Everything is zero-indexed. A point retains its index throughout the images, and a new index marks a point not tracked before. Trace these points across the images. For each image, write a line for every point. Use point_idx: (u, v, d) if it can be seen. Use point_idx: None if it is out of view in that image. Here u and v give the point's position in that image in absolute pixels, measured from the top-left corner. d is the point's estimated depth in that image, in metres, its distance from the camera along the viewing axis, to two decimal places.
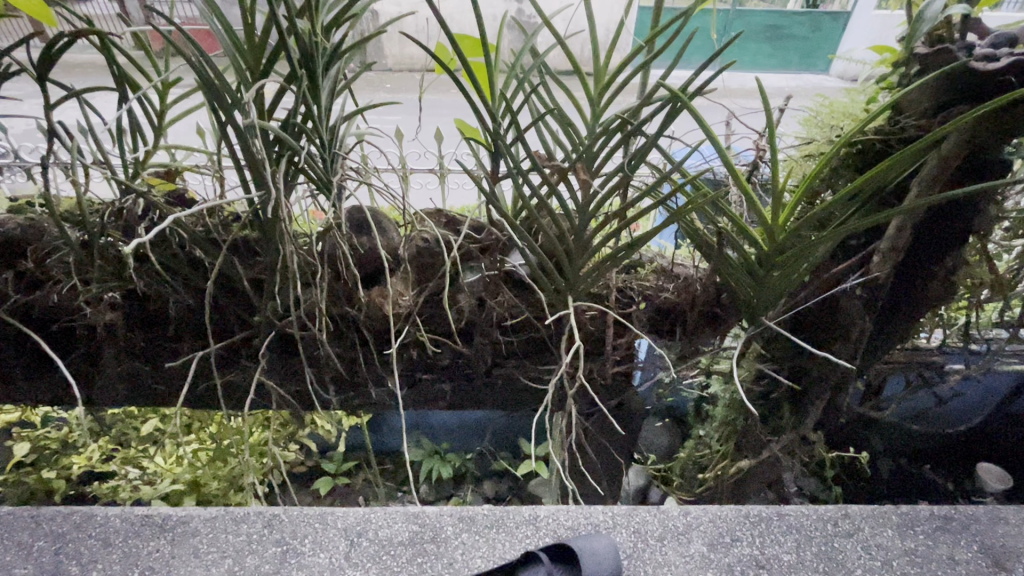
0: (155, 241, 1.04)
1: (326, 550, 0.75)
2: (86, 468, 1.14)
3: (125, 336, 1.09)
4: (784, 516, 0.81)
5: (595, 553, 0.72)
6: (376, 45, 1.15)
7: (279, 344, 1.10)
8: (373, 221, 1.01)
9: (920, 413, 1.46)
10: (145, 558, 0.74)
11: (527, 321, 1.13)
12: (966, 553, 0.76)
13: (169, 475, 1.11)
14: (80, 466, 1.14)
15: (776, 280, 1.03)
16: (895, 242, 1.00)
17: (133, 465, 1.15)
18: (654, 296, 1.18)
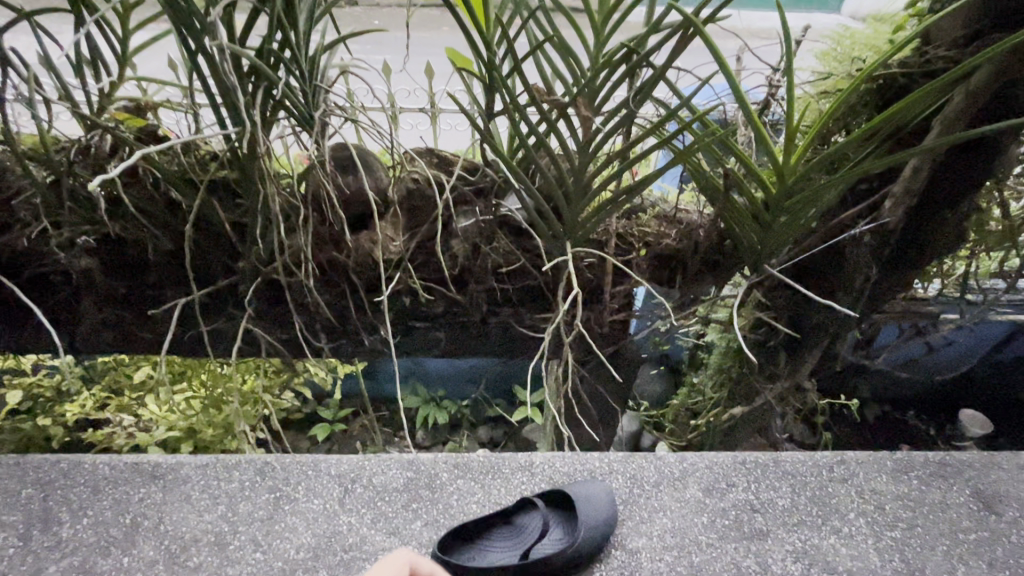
0: (128, 182, 0.98)
1: (319, 496, 0.74)
2: (79, 415, 1.06)
3: (104, 282, 1.05)
4: (780, 462, 0.81)
5: (592, 497, 0.71)
6: None
7: (265, 291, 1.06)
8: (359, 160, 0.95)
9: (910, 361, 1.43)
10: (137, 504, 0.73)
11: (523, 268, 1.09)
12: (958, 497, 0.77)
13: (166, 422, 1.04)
14: (73, 413, 1.06)
15: (782, 226, 0.99)
16: (909, 185, 0.97)
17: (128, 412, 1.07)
18: (655, 243, 1.13)
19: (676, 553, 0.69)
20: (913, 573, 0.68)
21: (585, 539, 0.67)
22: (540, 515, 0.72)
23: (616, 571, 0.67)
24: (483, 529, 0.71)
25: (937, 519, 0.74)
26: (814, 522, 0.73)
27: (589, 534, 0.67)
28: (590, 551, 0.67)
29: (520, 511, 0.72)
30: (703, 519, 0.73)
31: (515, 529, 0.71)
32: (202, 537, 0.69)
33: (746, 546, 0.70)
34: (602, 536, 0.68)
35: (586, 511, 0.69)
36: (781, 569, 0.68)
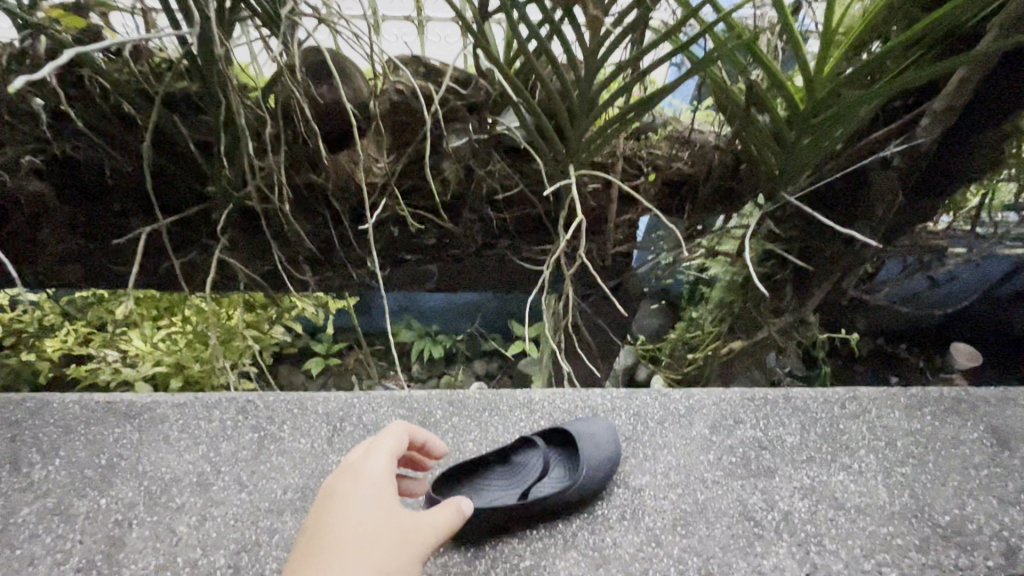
0: (73, 94, 0.86)
1: (306, 435, 0.71)
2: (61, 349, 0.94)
3: (62, 210, 0.96)
4: (791, 399, 0.77)
5: (594, 435, 0.68)
6: None
7: (241, 220, 0.97)
8: (335, 67, 0.83)
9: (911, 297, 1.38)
10: (111, 444, 0.68)
11: (521, 194, 1.01)
12: (972, 433, 0.74)
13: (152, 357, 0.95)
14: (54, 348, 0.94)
15: (806, 149, 0.89)
16: (953, 99, 0.86)
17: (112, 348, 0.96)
18: (665, 167, 1.05)
19: (680, 492, 0.67)
20: (922, 509, 0.66)
21: (588, 478, 0.64)
22: (538, 454, 0.68)
23: (618, 510, 0.65)
24: (479, 469, 0.67)
25: (950, 455, 0.72)
26: (824, 459, 0.71)
27: (592, 472, 0.64)
28: (593, 490, 0.64)
29: (517, 451, 0.68)
30: (710, 457, 0.70)
31: (512, 468, 0.67)
32: (184, 477, 0.66)
33: (753, 483, 0.68)
34: (605, 475, 0.65)
35: (589, 449, 0.66)
36: (788, 506, 0.66)
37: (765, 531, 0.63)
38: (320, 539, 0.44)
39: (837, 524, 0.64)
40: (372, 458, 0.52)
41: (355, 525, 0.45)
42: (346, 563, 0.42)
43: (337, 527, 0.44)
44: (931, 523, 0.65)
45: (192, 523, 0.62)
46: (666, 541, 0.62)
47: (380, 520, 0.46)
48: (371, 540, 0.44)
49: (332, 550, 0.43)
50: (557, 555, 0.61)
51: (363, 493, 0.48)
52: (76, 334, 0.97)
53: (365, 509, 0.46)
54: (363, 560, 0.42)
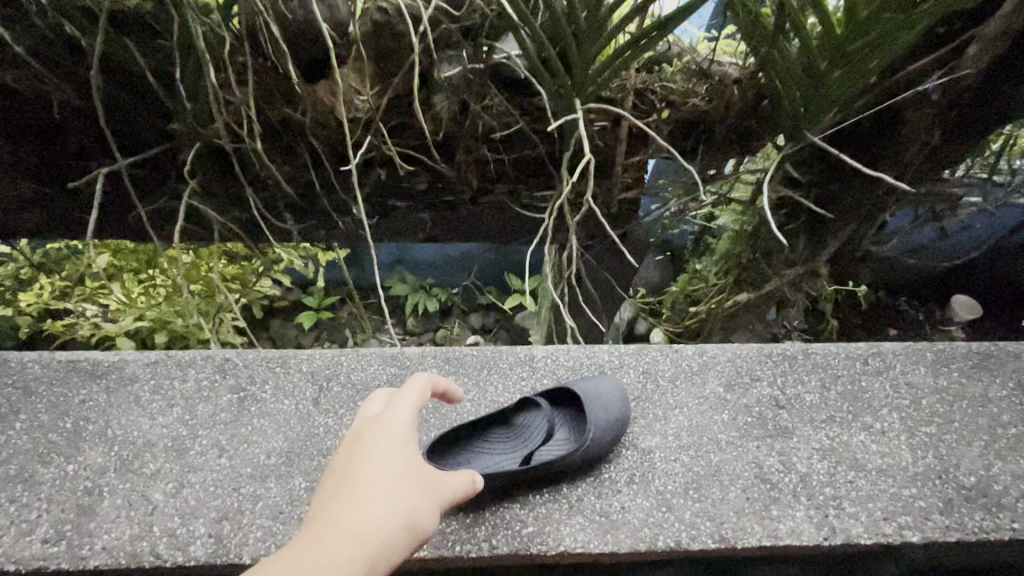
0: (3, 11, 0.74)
1: (290, 396, 0.65)
2: (38, 305, 0.93)
3: (8, 150, 0.85)
4: (810, 355, 0.72)
5: (602, 395, 0.63)
6: None
7: (211, 162, 0.88)
8: None
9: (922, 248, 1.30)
10: (77, 407, 0.63)
11: (521, 133, 0.92)
12: (1000, 390, 0.70)
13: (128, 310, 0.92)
14: (32, 304, 0.93)
15: (838, 82, 0.80)
16: (1010, 23, 0.76)
17: (91, 302, 0.95)
18: (681, 103, 0.95)
19: (692, 453, 0.63)
20: (946, 470, 0.63)
21: (595, 440, 0.59)
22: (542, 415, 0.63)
23: (626, 473, 0.61)
24: (479, 432, 0.62)
25: (977, 413, 0.68)
26: (844, 419, 0.66)
27: (601, 434, 0.60)
28: (600, 452, 0.60)
29: (519, 413, 0.63)
30: (724, 417, 0.66)
31: (514, 430, 0.63)
32: (158, 442, 0.61)
33: (769, 444, 0.64)
34: (613, 437, 0.61)
35: (596, 410, 0.61)
36: (806, 468, 0.62)
37: (783, 494, 0.60)
38: (347, 481, 0.41)
39: (857, 487, 0.61)
40: (399, 405, 0.48)
41: (381, 471, 0.42)
42: (372, 507, 0.39)
43: (363, 469, 0.42)
44: (955, 485, 0.61)
45: (169, 491, 0.57)
46: (677, 505, 0.58)
47: (407, 469, 0.43)
48: (397, 488, 0.41)
49: (358, 493, 0.40)
50: (562, 521, 0.57)
51: (391, 439, 0.45)
52: (53, 288, 0.95)
53: (392, 456, 0.43)
54: (389, 507, 0.40)
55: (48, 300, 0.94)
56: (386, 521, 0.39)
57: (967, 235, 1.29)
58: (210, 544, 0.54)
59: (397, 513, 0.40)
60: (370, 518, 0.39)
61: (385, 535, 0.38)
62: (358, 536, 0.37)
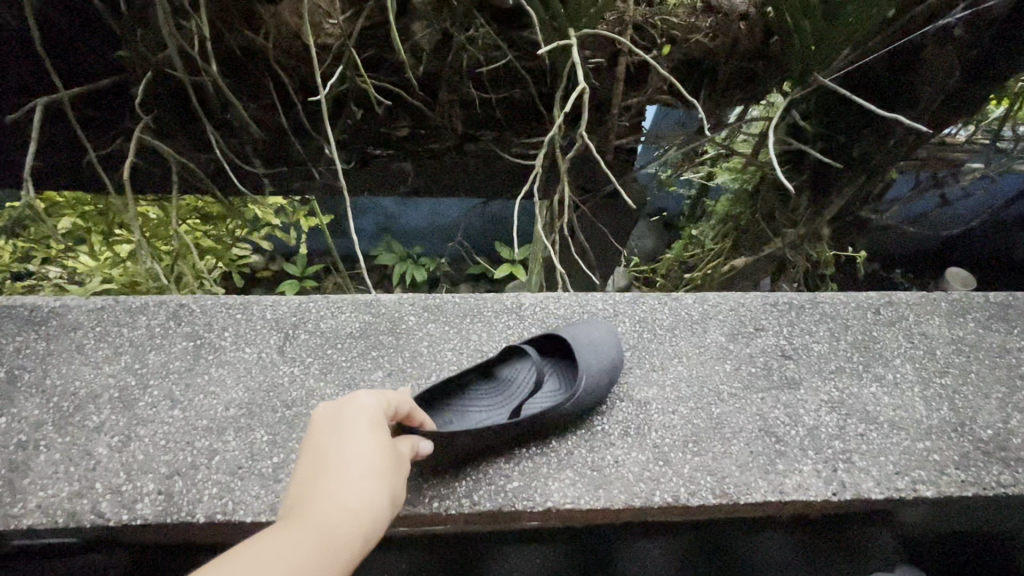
0: None
1: (252, 344, 0.59)
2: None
3: None
4: (819, 304, 0.67)
5: (590, 337, 0.58)
6: None
7: (168, 97, 0.80)
8: None
9: (922, 216, 1.25)
10: (13, 356, 0.56)
11: (509, 71, 0.84)
12: (1017, 341, 0.65)
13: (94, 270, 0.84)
14: None
15: (852, 18, 0.74)
16: None
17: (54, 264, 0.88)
18: (682, 41, 0.88)
19: (692, 405, 0.58)
20: (962, 423, 0.58)
21: (588, 385, 0.54)
22: (527, 366, 0.58)
23: (620, 426, 0.56)
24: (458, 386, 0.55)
25: (993, 364, 0.63)
26: (854, 370, 0.62)
27: (593, 378, 0.55)
28: (595, 397, 0.55)
29: (502, 364, 0.57)
30: (726, 367, 0.61)
31: (495, 383, 0.57)
32: (103, 393, 0.55)
33: (775, 396, 0.59)
34: (607, 380, 0.56)
35: (587, 355, 0.56)
36: (814, 421, 0.57)
37: (789, 448, 0.55)
38: (319, 464, 0.34)
39: (868, 440, 0.56)
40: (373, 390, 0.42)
41: (362, 450, 0.36)
42: (359, 484, 0.33)
43: (343, 447, 0.36)
44: (972, 438, 0.57)
45: (114, 445, 0.52)
46: (676, 460, 0.54)
47: (386, 450, 0.37)
48: (377, 471, 0.35)
49: (339, 474, 0.34)
50: (550, 475, 0.52)
51: (366, 416, 0.39)
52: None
53: (371, 434, 0.37)
54: (371, 489, 0.34)
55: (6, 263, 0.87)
56: (366, 507, 0.33)
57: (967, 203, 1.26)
58: (159, 502, 0.48)
59: (380, 497, 0.34)
60: (348, 502, 0.32)
61: (369, 517, 0.32)
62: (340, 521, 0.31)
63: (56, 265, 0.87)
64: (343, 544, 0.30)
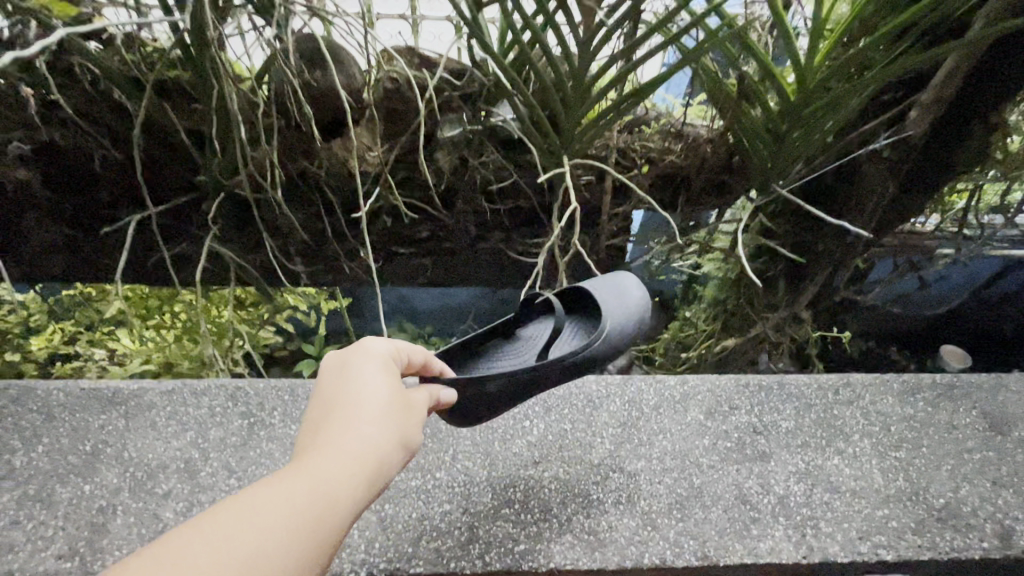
0: (62, 79, 0.85)
1: (297, 422, 0.70)
2: (47, 348, 0.95)
3: (47, 198, 0.94)
4: (785, 384, 0.78)
5: (615, 284, 0.70)
6: None
7: (233, 210, 0.97)
8: (330, 54, 0.82)
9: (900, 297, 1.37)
10: (96, 432, 0.67)
11: (516, 186, 1.01)
12: (963, 418, 0.75)
13: (142, 353, 0.96)
14: (41, 346, 0.95)
15: (797, 141, 0.91)
16: (941, 90, 0.87)
17: (98, 346, 0.97)
18: (659, 160, 1.05)
19: (676, 475, 0.66)
20: (917, 492, 0.66)
21: (617, 329, 0.64)
22: (550, 321, 0.71)
23: (613, 494, 0.64)
24: (488, 345, 0.69)
25: (943, 439, 0.72)
26: (818, 444, 0.70)
27: (621, 325, 0.64)
28: (624, 341, 0.64)
29: (526, 322, 0.71)
30: (705, 442, 0.70)
31: (522, 340, 0.70)
32: (171, 464, 0.64)
33: (749, 467, 0.67)
34: (635, 324, 0.65)
35: (615, 306, 0.66)
36: (784, 490, 0.65)
37: (762, 514, 0.62)
38: (327, 417, 0.41)
39: (832, 507, 0.64)
40: (384, 338, 0.49)
41: (372, 395, 0.43)
42: (368, 428, 0.40)
43: (356, 392, 0.42)
44: (925, 506, 0.64)
45: (180, 509, 0.60)
46: (662, 525, 0.61)
47: (396, 394, 0.44)
48: (385, 416, 0.42)
49: (351, 421, 0.41)
50: (551, 539, 0.59)
51: (376, 363, 0.45)
52: (63, 333, 0.97)
53: (380, 380, 0.44)
54: (379, 433, 0.41)
55: (55, 344, 0.96)
56: (371, 452, 0.40)
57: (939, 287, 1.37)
58: None
59: (386, 440, 0.41)
60: (359, 445, 0.39)
61: (375, 457, 0.39)
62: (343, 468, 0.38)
63: (100, 347, 0.97)
64: (354, 479, 0.37)
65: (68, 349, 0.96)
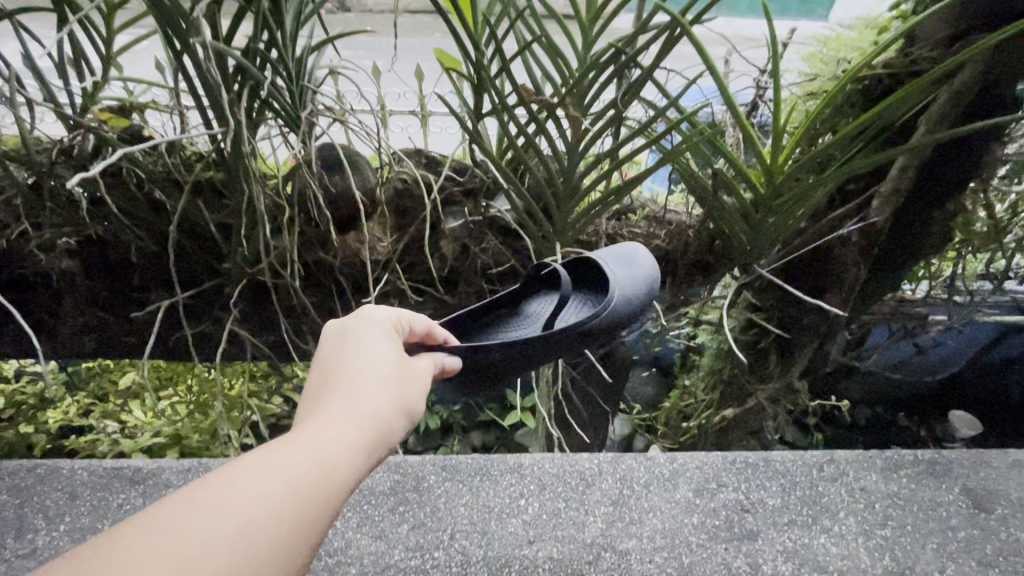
0: (110, 181, 0.96)
1: None
2: (62, 421, 1.03)
3: (85, 284, 1.03)
4: (770, 462, 0.80)
5: (624, 257, 0.87)
6: None
7: (252, 293, 1.05)
8: (346, 159, 0.93)
9: (898, 364, 1.39)
10: (115, 511, 0.72)
11: (512, 270, 1.08)
12: (947, 495, 0.77)
13: (151, 428, 1.03)
14: (57, 420, 1.03)
15: (772, 227, 0.99)
16: (897, 185, 0.97)
17: (112, 419, 1.05)
18: (646, 244, 1.14)
19: (666, 555, 0.69)
20: (904, 572, 0.68)
21: (625, 298, 0.81)
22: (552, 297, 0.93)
23: (607, 573, 0.67)
24: (503, 317, 0.92)
25: (928, 516, 0.74)
26: (804, 522, 0.73)
27: (628, 294, 0.81)
28: (629, 307, 0.81)
29: (531, 299, 0.94)
30: (694, 520, 0.73)
31: (529, 313, 0.92)
32: None
33: (736, 546, 0.70)
34: (643, 292, 0.83)
35: (623, 280, 0.83)
36: (772, 569, 0.67)
37: None
38: (329, 383, 0.47)
39: None
40: (380, 311, 0.56)
41: (373, 365, 0.48)
42: (368, 394, 0.46)
43: (355, 362, 0.48)
44: None
45: None
46: None
47: (394, 363, 0.50)
48: (384, 381, 0.48)
49: (352, 388, 0.46)
50: None
51: (372, 336, 0.52)
52: (79, 406, 1.06)
53: (379, 351, 0.50)
54: (380, 398, 0.46)
55: (71, 417, 1.04)
56: (365, 414, 0.44)
57: (937, 353, 1.39)
58: None
59: (387, 404, 0.46)
60: (360, 408, 0.44)
61: (375, 417, 0.45)
62: (336, 432, 0.42)
63: (114, 419, 1.04)
64: (356, 436, 0.42)
65: (83, 422, 1.03)
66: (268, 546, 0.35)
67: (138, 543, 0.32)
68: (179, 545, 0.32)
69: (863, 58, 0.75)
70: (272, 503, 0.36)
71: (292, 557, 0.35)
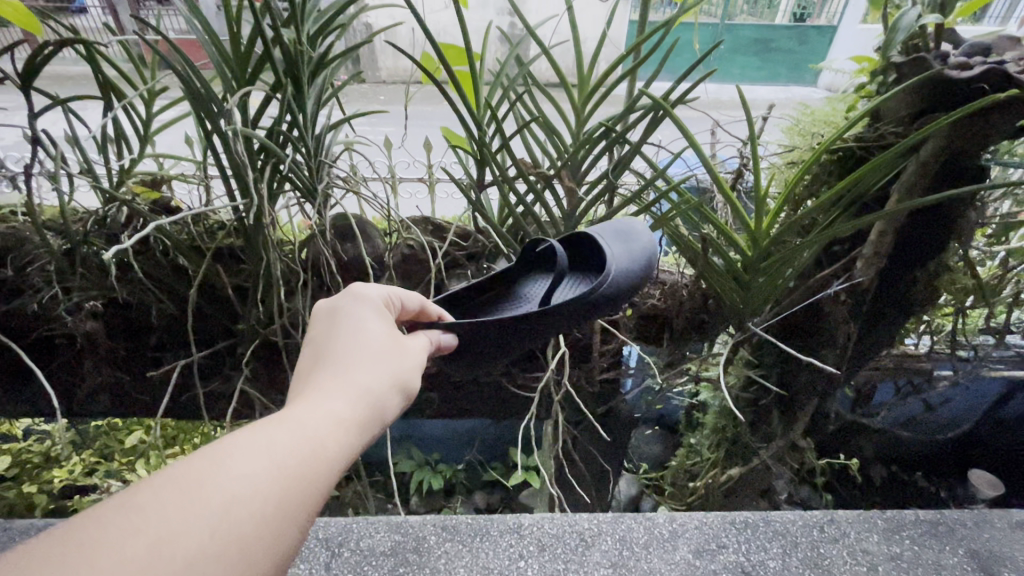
0: (139, 248, 1.03)
1: (307, 561, 0.74)
2: (67, 480, 1.07)
3: (106, 345, 1.08)
4: (770, 522, 0.81)
5: (625, 232, 0.91)
6: (369, 59, 1.12)
7: (264, 353, 1.09)
8: (357, 229, 1.00)
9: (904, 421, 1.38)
10: None
11: None
12: (952, 558, 0.76)
13: None
14: (62, 479, 1.07)
15: (761, 286, 1.02)
16: (878, 247, 1.01)
17: (116, 479, 1.07)
18: (642, 304, 1.19)
19: None
20: None
21: (620, 272, 0.85)
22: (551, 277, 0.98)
23: None
24: (504, 297, 0.98)
25: None
26: None
27: (624, 268, 0.86)
28: (625, 279, 0.85)
29: (530, 280, 0.99)
30: None
31: (527, 293, 0.98)
32: None
33: None
34: (640, 266, 0.87)
35: (620, 255, 0.87)
36: None
37: None
38: (327, 361, 0.56)
39: None
40: (370, 291, 0.66)
41: (365, 346, 0.57)
42: (361, 371, 0.55)
43: (349, 344, 0.57)
44: None
45: None
46: None
47: (384, 344, 0.59)
48: (376, 360, 0.57)
49: (348, 365, 0.55)
50: None
51: (363, 318, 0.61)
52: (84, 465, 1.10)
53: (370, 335, 0.59)
54: (373, 375, 0.55)
55: (75, 475, 1.08)
56: (359, 389, 0.53)
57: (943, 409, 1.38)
58: None
59: (379, 379, 0.55)
60: (356, 383, 0.53)
61: (369, 390, 0.53)
62: (317, 413, 0.49)
63: (117, 479, 1.06)
64: (352, 406, 0.51)
65: (88, 481, 1.07)
66: (252, 517, 0.40)
67: (166, 498, 0.39)
68: (203, 500, 0.40)
69: (834, 133, 0.83)
70: (258, 478, 0.42)
71: (301, 503, 0.43)
